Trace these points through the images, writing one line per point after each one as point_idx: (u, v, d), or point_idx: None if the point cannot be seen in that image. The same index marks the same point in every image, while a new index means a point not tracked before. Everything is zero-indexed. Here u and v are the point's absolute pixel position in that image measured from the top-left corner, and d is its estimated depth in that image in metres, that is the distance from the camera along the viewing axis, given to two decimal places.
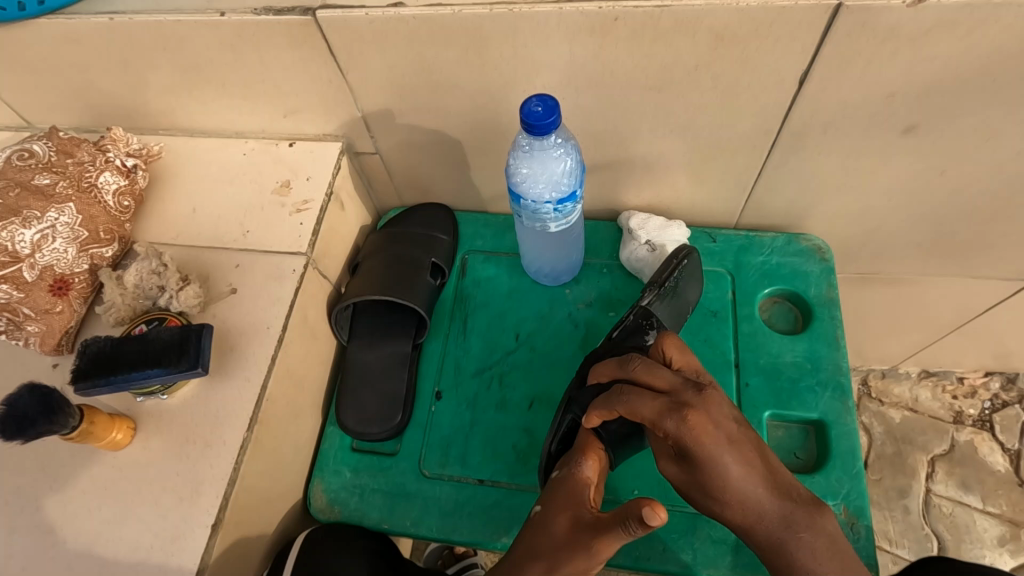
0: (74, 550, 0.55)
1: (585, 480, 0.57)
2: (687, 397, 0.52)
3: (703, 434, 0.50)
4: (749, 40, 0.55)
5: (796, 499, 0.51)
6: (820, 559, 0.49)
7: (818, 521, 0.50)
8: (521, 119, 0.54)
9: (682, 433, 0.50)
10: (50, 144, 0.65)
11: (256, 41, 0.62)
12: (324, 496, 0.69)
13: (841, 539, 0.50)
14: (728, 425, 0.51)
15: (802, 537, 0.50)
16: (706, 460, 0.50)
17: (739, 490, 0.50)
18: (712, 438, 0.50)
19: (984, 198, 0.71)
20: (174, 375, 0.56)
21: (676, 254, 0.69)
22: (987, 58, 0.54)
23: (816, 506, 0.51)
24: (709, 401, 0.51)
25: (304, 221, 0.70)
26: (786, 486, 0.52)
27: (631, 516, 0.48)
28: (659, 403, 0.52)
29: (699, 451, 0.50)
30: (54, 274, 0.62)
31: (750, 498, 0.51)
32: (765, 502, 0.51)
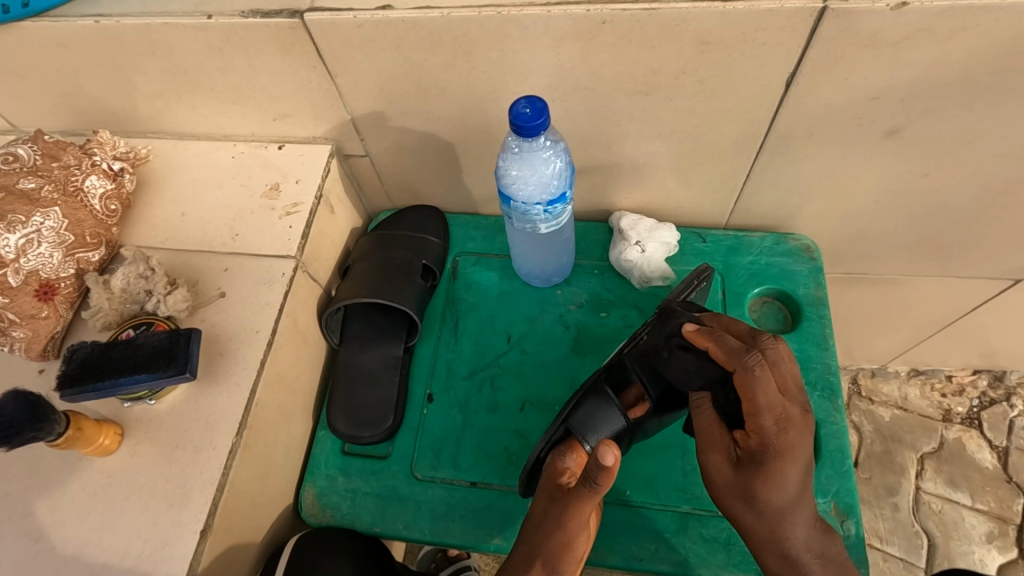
0: (60, 558, 0.54)
1: (561, 468, 0.57)
2: (794, 413, 0.52)
3: (794, 451, 0.52)
4: (735, 45, 0.56)
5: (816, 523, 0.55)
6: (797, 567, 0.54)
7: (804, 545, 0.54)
8: (510, 121, 0.54)
9: (777, 442, 0.51)
10: (35, 147, 0.64)
11: (243, 45, 0.62)
12: (315, 501, 0.69)
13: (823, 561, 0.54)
14: (809, 450, 0.53)
15: (809, 556, 0.54)
16: (783, 478, 0.52)
17: (785, 507, 0.53)
18: (796, 457, 0.52)
19: (968, 199, 0.72)
20: (162, 380, 0.55)
21: (697, 274, 0.69)
22: (970, 61, 0.54)
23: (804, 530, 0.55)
24: (807, 425, 0.53)
25: (293, 224, 0.69)
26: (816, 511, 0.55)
27: (591, 474, 0.52)
28: (773, 407, 0.51)
29: (781, 464, 0.52)
30: (40, 278, 0.61)
31: (788, 515, 0.53)
32: (797, 521, 0.53)
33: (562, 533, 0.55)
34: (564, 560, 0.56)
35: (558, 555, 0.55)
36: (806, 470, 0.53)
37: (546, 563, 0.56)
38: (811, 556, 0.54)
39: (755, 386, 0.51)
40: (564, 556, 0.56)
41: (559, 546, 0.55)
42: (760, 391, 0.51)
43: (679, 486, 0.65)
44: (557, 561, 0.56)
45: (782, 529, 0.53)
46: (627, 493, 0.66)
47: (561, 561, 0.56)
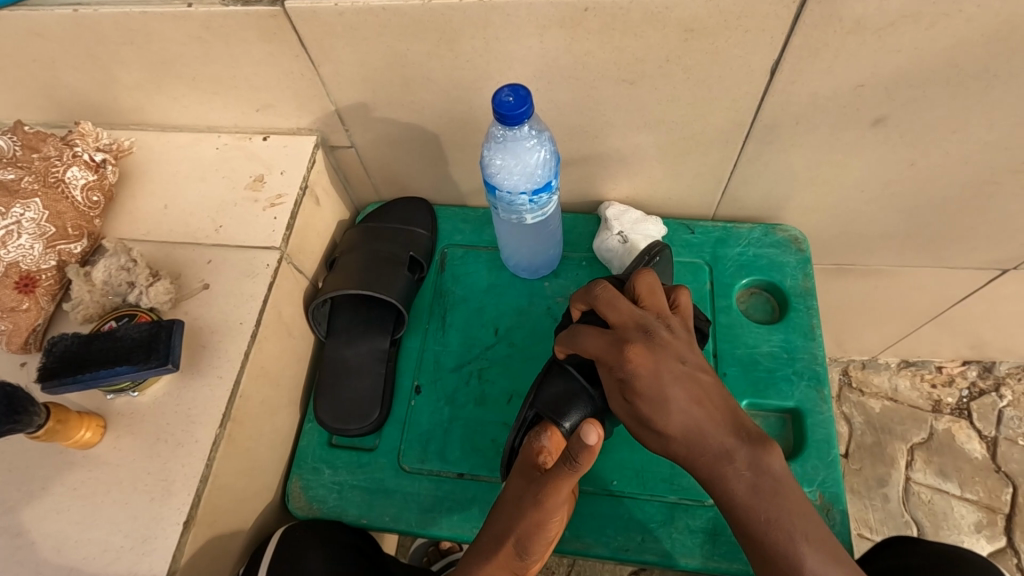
0: (42, 551, 0.54)
1: (538, 447, 0.58)
2: (631, 336, 0.54)
3: (642, 368, 0.52)
4: (718, 32, 0.55)
5: (743, 437, 0.51)
6: (760, 498, 0.49)
7: (763, 460, 0.50)
8: (493, 110, 0.53)
9: (621, 367, 0.52)
10: (15, 138, 0.63)
11: (225, 35, 0.61)
12: (302, 494, 0.69)
13: (787, 480, 0.50)
14: (673, 364, 0.52)
15: (743, 475, 0.49)
16: (655, 396, 0.51)
17: (686, 425, 0.51)
18: (649, 372, 0.52)
19: (953, 188, 0.72)
20: (143, 372, 0.55)
21: (648, 251, 0.69)
22: (951, 47, 0.54)
23: (763, 445, 0.50)
24: (656, 342, 0.53)
25: (278, 216, 0.69)
26: (739, 426, 0.51)
27: (572, 452, 0.52)
28: (604, 342, 0.54)
29: (640, 384, 0.52)
30: (20, 270, 0.60)
31: (694, 432, 0.51)
32: (712, 437, 0.51)
33: (537, 513, 0.54)
34: (536, 539, 0.55)
35: (530, 533, 0.55)
36: (681, 383, 0.52)
37: (517, 542, 0.55)
38: (747, 473, 0.49)
39: (581, 330, 0.57)
40: (536, 536, 0.55)
41: (533, 525, 0.55)
42: (581, 338, 0.56)
43: (666, 477, 0.66)
44: (530, 539, 0.55)
45: (700, 450, 0.51)
46: (614, 484, 0.66)
47: (533, 541, 0.55)
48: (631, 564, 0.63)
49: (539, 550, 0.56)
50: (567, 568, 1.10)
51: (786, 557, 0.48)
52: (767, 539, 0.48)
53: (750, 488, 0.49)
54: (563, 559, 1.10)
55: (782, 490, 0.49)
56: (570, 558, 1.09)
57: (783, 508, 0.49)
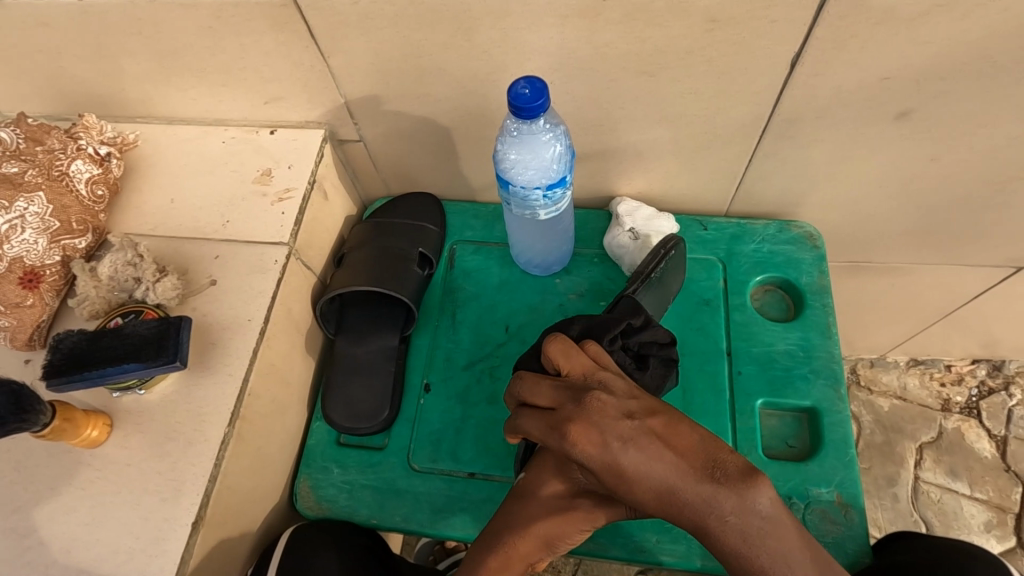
0: (50, 551, 0.53)
1: (573, 443, 0.54)
2: (567, 412, 0.50)
3: (590, 447, 0.48)
4: (740, 23, 0.54)
5: (719, 479, 0.45)
6: (752, 542, 0.44)
7: (746, 499, 0.44)
8: (509, 102, 0.52)
9: (569, 451, 0.49)
10: (19, 131, 0.62)
11: (234, 25, 0.60)
12: (312, 493, 0.68)
13: (778, 518, 0.44)
14: (619, 425, 0.47)
15: (729, 521, 0.44)
16: (613, 471, 0.47)
17: (653, 484, 0.46)
18: (597, 448, 0.47)
19: (973, 184, 0.70)
20: (151, 369, 0.54)
21: (664, 244, 0.69)
22: (979, 38, 0.53)
23: (744, 481, 0.44)
24: (592, 409, 0.49)
25: (287, 210, 0.68)
26: (709, 465, 0.45)
27: (637, 500, 0.47)
28: (545, 428, 0.51)
29: (594, 463, 0.48)
30: (25, 265, 0.59)
31: (664, 490, 0.45)
32: (685, 490, 0.45)
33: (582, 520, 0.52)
34: (563, 540, 0.52)
35: (567, 533, 0.52)
36: (637, 441, 0.46)
37: (547, 542, 0.52)
38: (732, 520, 0.44)
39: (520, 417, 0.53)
40: (570, 537, 0.52)
41: (571, 530, 0.52)
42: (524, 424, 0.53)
43: None
44: (557, 541, 0.52)
45: (679, 507, 0.45)
46: None
47: (561, 540, 0.52)
48: (646, 565, 0.62)
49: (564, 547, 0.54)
50: (573, 567, 1.09)
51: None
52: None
53: (738, 535, 0.44)
54: (570, 558, 1.09)
55: (775, 532, 0.44)
56: (577, 558, 1.09)
57: (782, 556, 0.44)
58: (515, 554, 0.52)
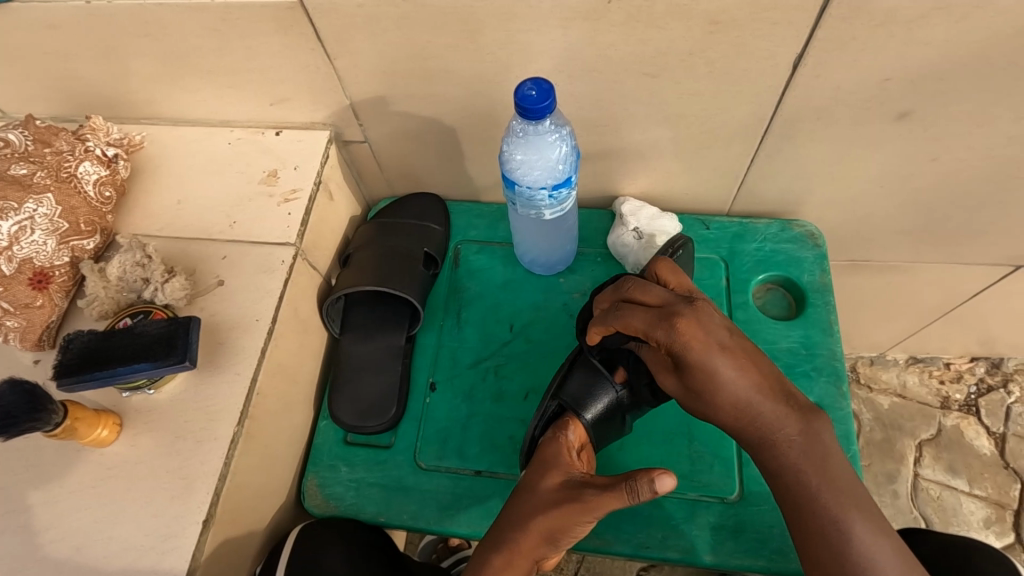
0: (63, 549, 0.54)
1: (567, 443, 0.56)
2: (679, 310, 0.51)
3: (694, 342, 0.50)
4: (744, 25, 0.55)
5: (792, 404, 0.51)
6: (808, 462, 0.49)
7: (812, 425, 0.50)
8: (516, 103, 0.53)
9: (675, 342, 0.50)
10: (27, 132, 0.63)
11: (241, 26, 0.60)
12: (319, 492, 0.68)
13: (834, 449, 0.50)
14: (723, 334, 0.51)
15: (795, 442, 0.49)
16: (708, 369, 0.50)
17: (739, 393, 0.50)
18: (702, 346, 0.50)
19: (973, 183, 0.71)
20: (162, 368, 0.54)
21: (670, 245, 0.68)
22: (979, 40, 0.54)
23: (812, 413, 0.51)
24: (702, 314, 0.51)
25: (293, 211, 0.68)
26: (786, 393, 0.51)
27: (633, 483, 0.48)
28: (653, 320, 0.52)
29: (691, 359, 0.50)
30: (34, 266, 0.60)
31: (745, 402, 0.50)
32: (763, 405, 0.50)
33: (580, 513, 0.51)
34: (568, 535, 0.52)
35: (566, 526, 0.51)
36: (737, 355, 0.51)
37: (549, 536, 0.52)
38: (799, 440, 0.50)
39: (619, 316, 0.54)
40: (572, 530, 0.52)
41: (572, 523, 0.51)
42: (630, 315, 0.53)
43: (686, 475, 0.65)
44: (560, 536, 0.52)
45: (753, 417, 0.50)
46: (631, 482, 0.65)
47: (564, 536, 0.52)
48: (652, 561, 0.62)
49: (569, 544, 0.53)
50: (576, 566, 1.10)
51: (838, 529, 0.47)
52: (814, 506, 0.48)
53: (802, 453, 0.49)
54: (572, 556, 1.10)
55: (831, 459, 0.49)
56: (579, 556, 1.10)
57: (832, 477, 0.48)
58: (520, 550, 0.52)
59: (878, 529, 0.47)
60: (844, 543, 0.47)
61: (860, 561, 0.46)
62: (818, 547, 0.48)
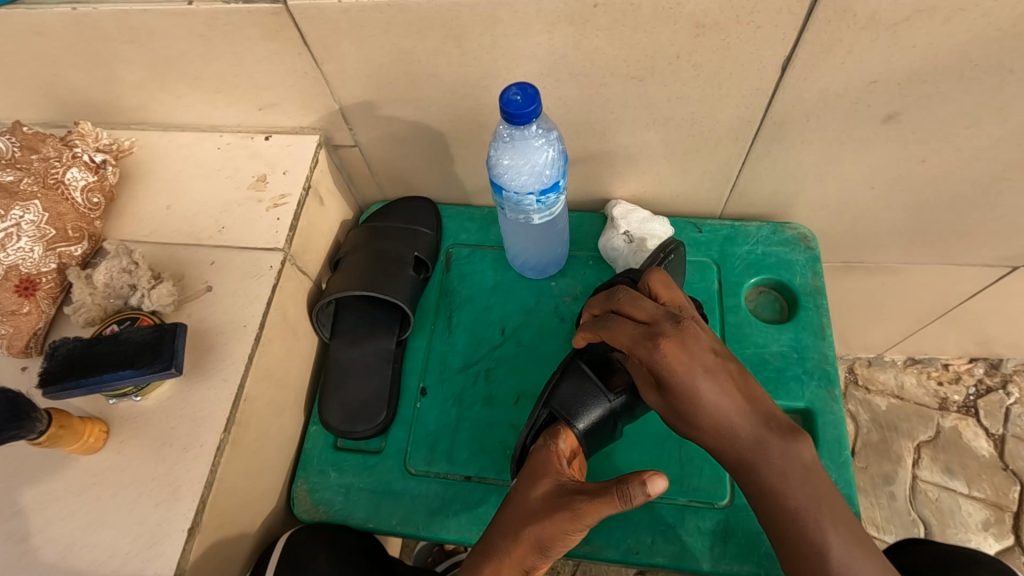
0: (48, 557, 0.53)
1: (556, 450, 0.56)
2: (663, 329, 0.52)
3: (675, 363, 0.51)
4: (730, 28, 0.54)
5: (773, 428, 0.50)
6: (790, 483, 0.48)
7: (794, 449, 0.49)
8: (501, 108, 0.52)
9: (655, 362, 0.51)
10: (14, 139, 0.62)
11: (226, 32, 0.60)
12: (308, 497, 0.68)
13: (816, 469, 0.49)
14: (706, 356, 0.51)
15: (775, 466, 0.49)
16: (687, 391, 0.50)
17: (718, 415, 0.50)
18: (685, 368, 0.50)
19: (966, 185, 0.71)
20: (147, 376, 0.54)
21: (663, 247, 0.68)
22: (969, 42, 0.53)
23: (792, 434, 0.50)
24: (687, 336, 0.52)
25: (282, 216, 0.68)
26: (768, 417, 0.50)
27: (625, 489, 0.47)
28: (637, 335, 0.53)
29: (673, 380, 0.51)
30: (21, 274, 0.60)
31: (724, 426, 0.50)
32: (742, 427, 0.50)
33: (571, 522, 0.50)
34: (558, 543, 0.52)
35: (556, 535, 0.51)
36: (721, 380, 0.51)
37: (539, 544, 0.52)
38: (778, 463, 0.49)
39: (606, 326, 0.56)
40: (562, 539, 0.51)
41: (563, 533, 0.51)
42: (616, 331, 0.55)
43: (676, 479, 0.65)
44: (550, 545, 0.52)
45: (732, 441, 0.50)
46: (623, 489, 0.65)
47: (555, 544, 0.52)
48: (642, 566, 0.62)
49: (558, 554, 0.53)
50: (571, 569, 1.10)
51: (814, 544, 0.47)
52: (792, 528, 0.48)
53: (782, 473, 0.49)
54: (568, 559, 1.10)
55: (811, 476, 0.49)
56: (575, 558, 1.09)
57: (810, 495, 0.48)
58: (509, 558, 0.52)
59: (855, 546, 0.47)
60: (821, 564, 0.47)
61: (835, 572, 0.46)
62: (795, 561, 0.48)
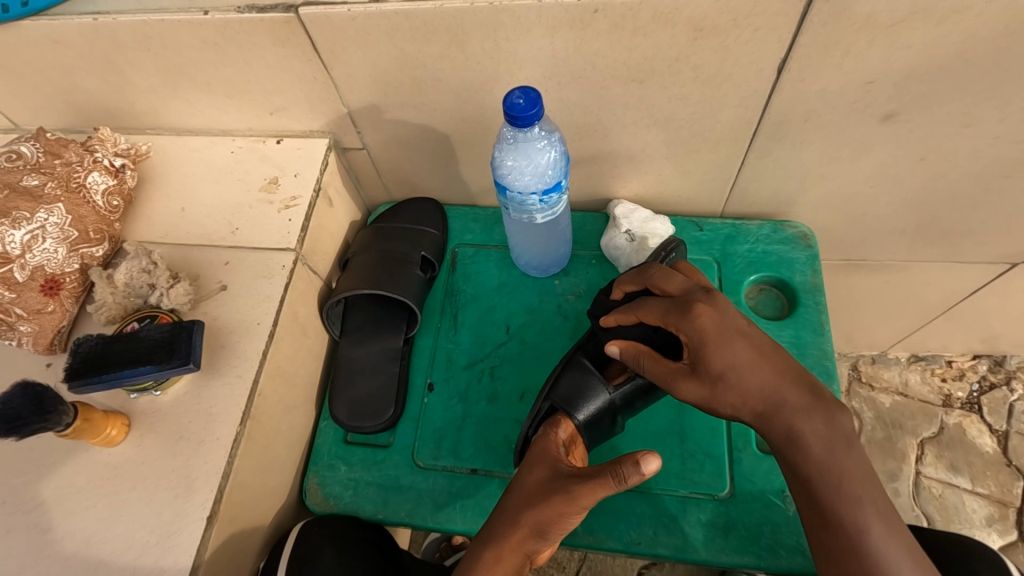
0: (72, 545, 0.56)
1: (555, 438, 0.58)
2: (695, 297, 0.55)
3: (710, 322, 0.53)
4: (726, 31, 0.56)
5: (817, 395, 0.51)
6: (836, 455, 0.49)
7: (836, 421, 0.50)
8: (504, 111, 0.54)
9: (690, 324, 0.53)
10: (38, 145, 0.65)
11: (240, 40, 0.62)
12: (319, 490, 0.70)
13: (856, 441, 0.50)
14: (739, 320, 0.53)
15: (819, 433, 0.50)
16: (724, 349, 0.52)
17: (756, 375, 0.52)
18: (717, 331, 0.53)
19: (963, 182, 0.72)
20: (165, 371, 0.57)
21: (664, 246, 0.70)
22: (961, 43, 0.55)
23: (837, 407, 0.51)
24: (719, 302, 0.55)
25: (293, 217, 0.70)
26: (808, 383, 0.52)
27: (621, 470, 0.49)
28: (678, 297, 0.56)
29: (708, 341, 0.52)
30: (45, 274, 0.62)
31: (764, 386, 0.51)
32: (786, 394, 0.51)
33: (567, 504, 0.52)
34: (555, 527, 0.54)
35: (554, 518, 0.53)
36: (757, 343, 0.53)
37: (536, 529, 0.54)
38: (824, 432, 0.50)
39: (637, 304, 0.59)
40: (560, 522, 0.53)
41: (559, 517, 0.53)
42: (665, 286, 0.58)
43: (677, 473, 0.67)
44: (547, 529, 0.54)
45: (776, 406, 0.51)
46: None
47: (551, 528, 0.54)
48: (643, 557, 0.64)
49: (557, 538, 0.55)
50: (577, 564, 1.11)
51: (852, 522, 0.48)
52: (836, 500, 0.48)
53: (825, 447, 0.49)
54: (574, 554, 1.12)
55: (846, 442, 0.50)
56: (580, 553, 1.11)
57: (852, 469, 0.49)
58: (509, 543, 0.54)
59: (888, 524, 0.48)
60: (860, 537, 0.47)
61: (872, 549, 0.47)
62: (830, 534, 0.48)
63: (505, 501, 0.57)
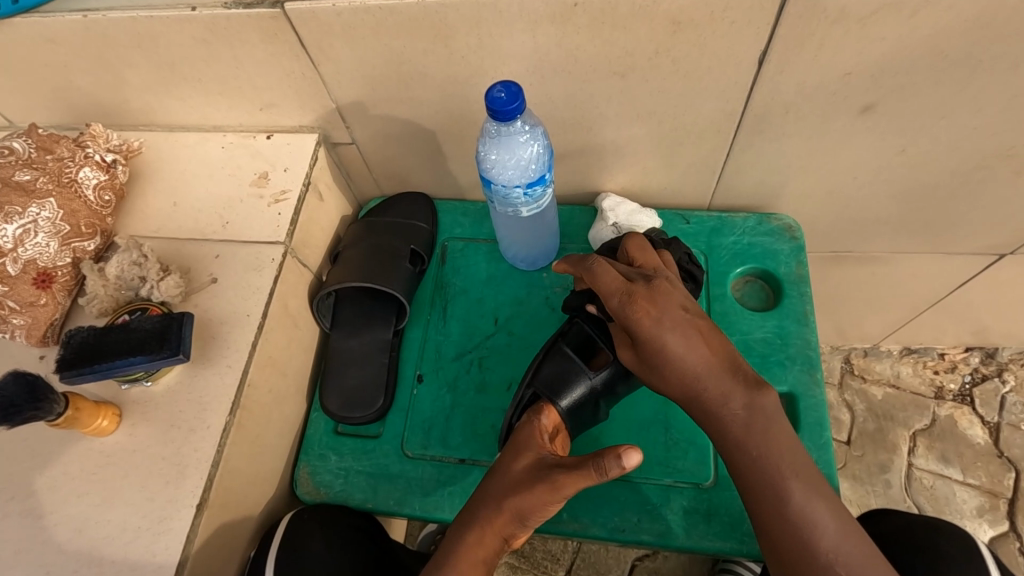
0: (65, 532, 0.57)
1: (539, 424, 0.59)
2: (637, 286, 0.56)
3: (647, 316, 0.54)
4: (706, 24, 0.57)
5: (739, 380, 0.53)
6: (752, 433, 0.52)
7: (757, 400, 0.52)
8: (486, 105, 0.55)
9: (627, 314, 0.55)
10: (30, 140, 0.66)
11: (228, 36, 0.63)
12: (310, 479, 0.71)
13: (778, 419, 0.52)
14: (677, 313, 0.54)
15: (737, 415, 0.52)
16: (654, 345, 0.54)
17: (683, 368, 0.53)
18: (653, 320, 0.54)
19: (946, 174, 0.72)
20: (156, 362, 0.58)
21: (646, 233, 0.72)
22: (938, 36, 0.55)
23: (758, 387, 0.53)
24: (657, 292, 0.55)
25: (282, 211, 0.71)
26: (734, 370, 0.54)
27: (603, 462, 0.50)
28: (617, 287, 0.56)
29: (643, 333, 0.54)
30: (38, 267, 0.63)
31: (691, 376, 0.53)
32: (709, 381, 0.53)
33: (551, 494, 0.54)
34: (537, 514, 0.55)
35: (536, 506, 0.54)
36: (688, 337, 0.54)
37: (518, 515, 0.55)
38: (741, 413, 0.52)
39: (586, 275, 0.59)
40: (541, 509, 0.55)
41: (542, 505, 0.54)
42: (598, 280, 0.57)
43: (661, 461, 0.67)
44: (529, 515, 0.55)
45: (698, 392, 0.53)
46: None
47: (534, 514, 0.55)
48: (629, 544, 0.65)
49: (538, 523, 0.56)
50: (570, 556, 1.12)
51: (775, 495, 0.50)
52: (755, 474, 0.51)
53: (741, 426, 0.52)
54: (568, 546, 1.13)
55: (775, 428, 0.52)
56: (574, 545, 1.12)
57: (768, 444, 0.51)
58: (490, 527, 0.55)
59: (817, 494, 0.50)
60: (781, 506, 0.50)
61: (795, 516, 0.49)
62: (754, 504, 0.51)
63: (484, 484, 0.58)
